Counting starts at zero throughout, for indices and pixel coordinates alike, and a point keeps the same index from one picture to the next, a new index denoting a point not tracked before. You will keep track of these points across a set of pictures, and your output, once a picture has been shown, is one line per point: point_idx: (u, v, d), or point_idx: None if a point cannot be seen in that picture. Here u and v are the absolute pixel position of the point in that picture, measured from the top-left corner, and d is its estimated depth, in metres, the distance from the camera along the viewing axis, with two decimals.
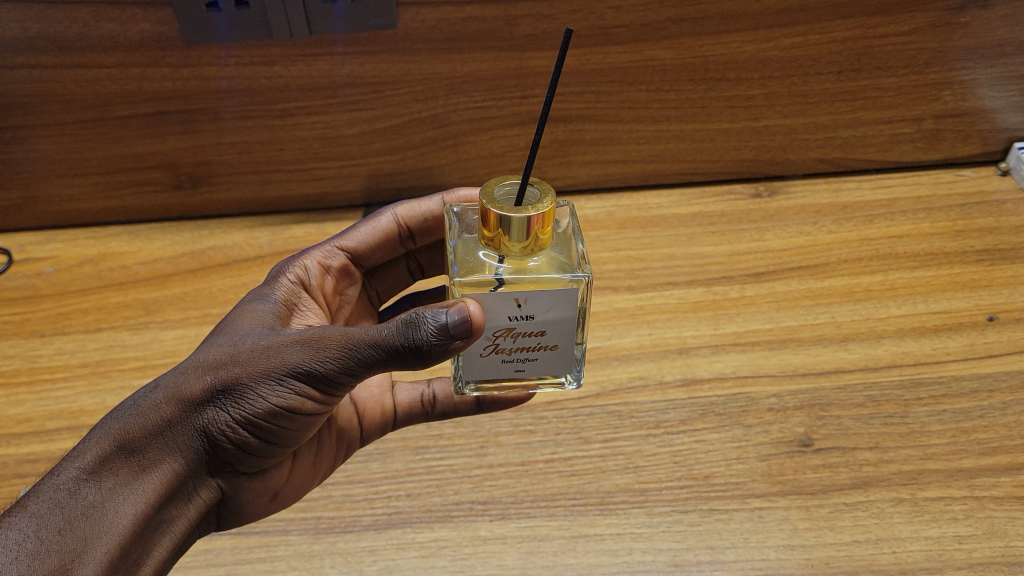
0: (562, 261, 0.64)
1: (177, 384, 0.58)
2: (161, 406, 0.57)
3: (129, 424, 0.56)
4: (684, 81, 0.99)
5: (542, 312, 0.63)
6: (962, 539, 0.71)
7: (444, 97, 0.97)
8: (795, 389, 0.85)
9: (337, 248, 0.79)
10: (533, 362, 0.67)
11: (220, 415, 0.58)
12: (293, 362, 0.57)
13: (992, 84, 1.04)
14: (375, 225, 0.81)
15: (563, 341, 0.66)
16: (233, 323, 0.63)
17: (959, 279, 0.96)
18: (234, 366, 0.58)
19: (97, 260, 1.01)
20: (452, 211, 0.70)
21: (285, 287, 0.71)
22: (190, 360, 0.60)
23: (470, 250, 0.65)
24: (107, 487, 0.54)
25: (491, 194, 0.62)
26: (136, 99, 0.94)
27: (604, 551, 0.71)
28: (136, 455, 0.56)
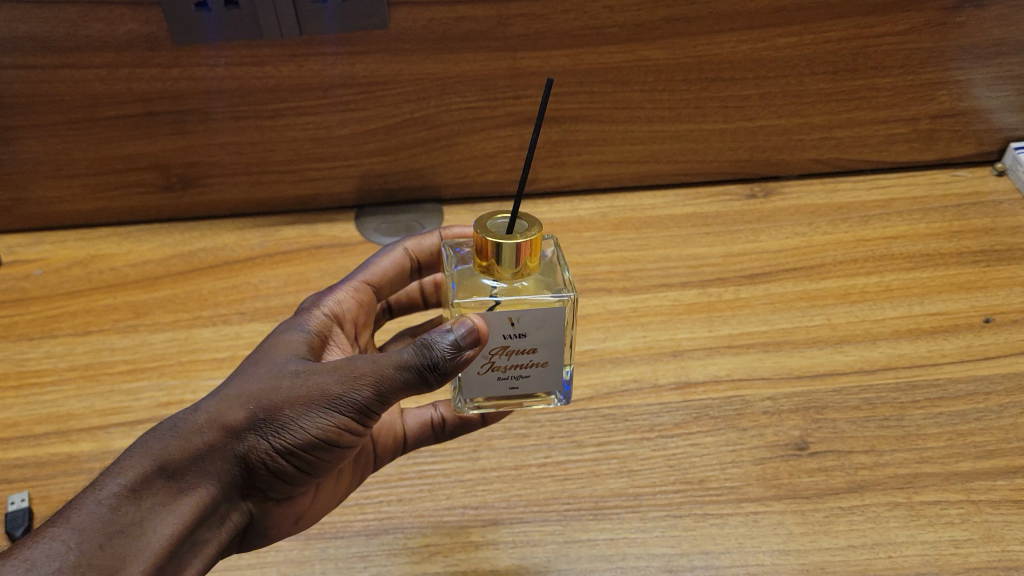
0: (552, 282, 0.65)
1: (218, 410, 0.57)
2: (202, 431, 0.56)
3: (171, 446, 0.55)
4: (679, 81, 0.98)
5: (534, 327, 0.63)
6: (959, 544, 0.71)
7: (436, 97, 0.96)
8: (790, 392, 0.84)
9: (367, 278, 0.77)
10: (527, 379, 0.67)
11: (259, 443, 0.57)
12: (331, 392, 0.57)
13: (988, 84, 1.03)
14: (394, 258, 0.80)
15: (554, 358, 0.66)
16: (266, 353, 0.63)
17: (955, 281, 0.96)
18: (274, 395, 0.57)
19: (87, 262, 1.00)
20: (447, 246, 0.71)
21: (317, 319, 0.69)
22: (230, 387, 0.59)
23: (466, 276, 0.66)
24: (148, 508, 0.53)
25: (484, 225, 0.64)
26: (125, 99, 0.93)
27: (597, 556, 0.71)
28: (177, 478, 0.55)
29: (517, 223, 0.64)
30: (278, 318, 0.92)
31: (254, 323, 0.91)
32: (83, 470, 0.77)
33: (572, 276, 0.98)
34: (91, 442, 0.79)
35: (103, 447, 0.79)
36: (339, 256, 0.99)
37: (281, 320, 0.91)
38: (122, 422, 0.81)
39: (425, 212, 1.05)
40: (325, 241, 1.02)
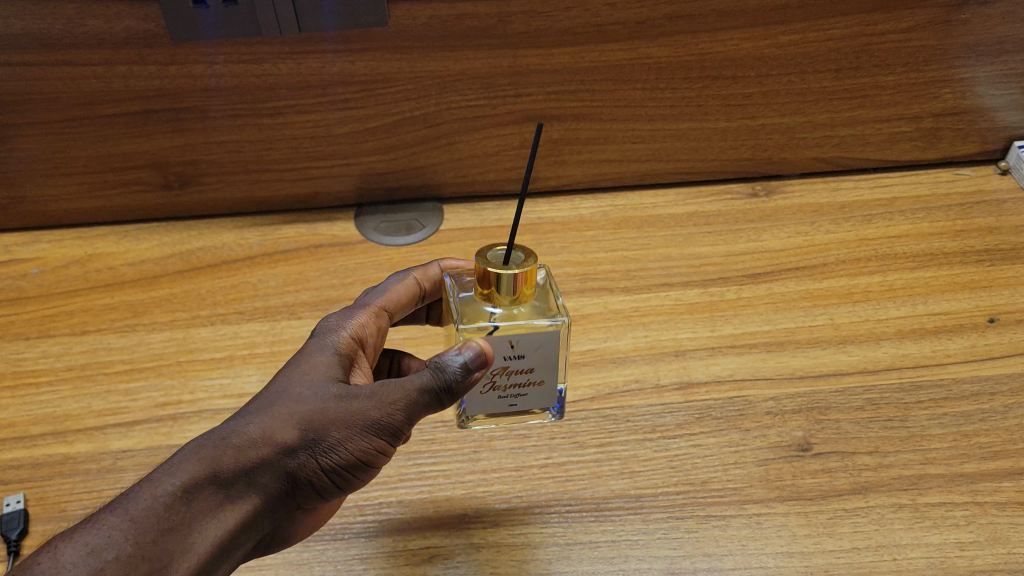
0: (547, 308, 0.66)
1: (272, 422, 0.55)
2: (258, 443, 0.54)
3: (225, 456, 0.53)
4: (681, 79, 0.98)
5: (535, 359, 0.65)
6: (964, 546, 0.70)
7: (436, 95, 0.95)
8: (793, 392, 0.84)
9: (388, 299, 0.74)
10: (524, 396, 0.69)
11: (308, 462, 0.56)
12: (375, 417, 0.57)
13: (991, 82, 1.03)
14: (403, 285, 0.76)
15: (550, 376, 0.68)
16: (312, 364, 0.60)
17: (959, 280, 0.95)
18: (327, 414, 0.56)
19: (84, 261, 0.99)
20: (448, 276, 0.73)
21: (345, 341, 0.66)
22: (276, 395, 0.57)
23: (465, 302, 0.67)
24: (199, 517, 0.51)
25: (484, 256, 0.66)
26: (123, 97, 0.92)
27: (599, 558, 0.70)
28: (229, 489, 0.53)
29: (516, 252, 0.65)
30: (278, 318, 0.91)
31: (253, 323, 0.91)
32: (79, 471, 0.76)
33: (574, 275, 0.97)
34: (88, 443, 0.79)
35: (100, 447, 0.78)
36: (339, 256, 0.99)
37: (280, 321, 0.91)
38: (119, 422, 0.81)
39: (425, 211, 1.05)
40: (324, 240, 1.01)
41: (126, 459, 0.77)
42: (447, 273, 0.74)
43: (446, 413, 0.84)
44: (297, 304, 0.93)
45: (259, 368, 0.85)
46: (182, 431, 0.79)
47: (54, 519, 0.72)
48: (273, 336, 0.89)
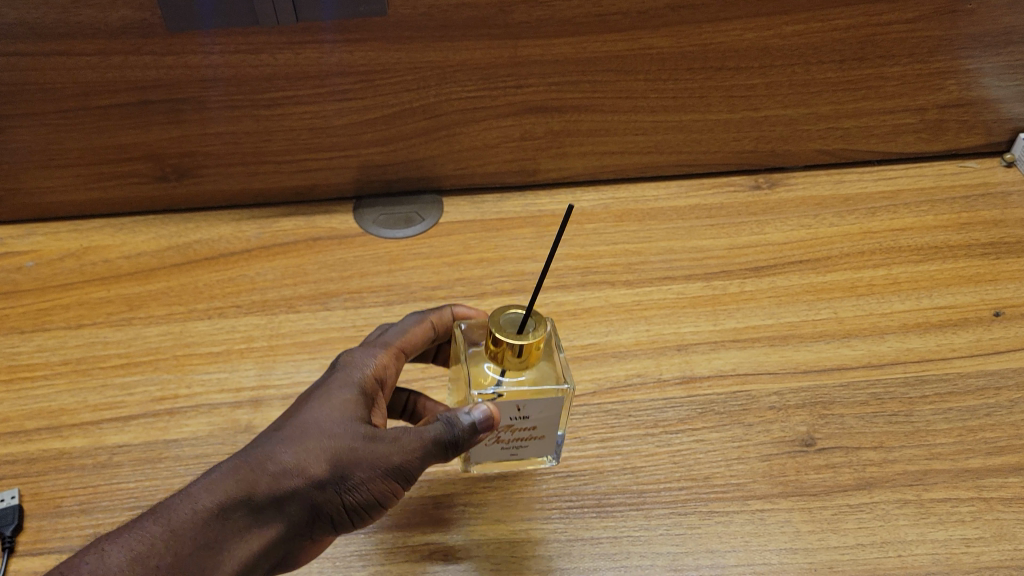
0: (552, 373, 0.72)
1: (301, 455, 0.59)
2: (288, 474, 0.58)
3: (261, 483, 0.57)
4: (684, 70, 0.96)
5: (537, 420, 0.72)
6: (970, 542, 0.70)
7: (436, 86, 0.94)
8: (797, 387, 0.83)
9: (411, 331, 0.75)
10: (524, 447, 0.75)
11: (330, 496, 0.59)
12: (392, 460, 0.61)
13: (998, 73, 1.01)
14: (417, 329, 0.75)
15: (550, 432, 0.73)
16: (335, 398, 0.64)
17: (964, 273, 0.94)
18: (350, 453, 0.60)
19: (80, 254, 0.98)
20: (459, 328, 0.77)
21: (359, 390, 0.66)
22: (309, 424, 0.61)
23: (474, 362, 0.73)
24: (231, 539, 0.56)
25: (496, 321, 0.71)
26: (119, 88, 0.90)
27: (601, 555, 0.70)
28: (261, 514, 0.57)
29: (529, 320, 0.70)
30: (275, 311, 0.91)
31: (250, 316, 0.91)
32: (75, 466, 0.77)
33: (575, 269, 0.96)
34: (83, 438, 0.80)
35: (95, 443, 0.79)
36: (338, 249, 0.98)
37: (278, 314, 0.91)
38: (115, 417, 0.81)
39: (424, 203, 1.04)
40: (323, 233, 1.00)
41: (121, 454, 0.78)
42: (463, 325, 0.77)
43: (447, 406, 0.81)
44: (295, 297, 0.93)
45: (257, 362, 0.86)
46: (178, 426, 0.81)
47: (49, 516, 0.74)
48: (271, 330, 0.89)
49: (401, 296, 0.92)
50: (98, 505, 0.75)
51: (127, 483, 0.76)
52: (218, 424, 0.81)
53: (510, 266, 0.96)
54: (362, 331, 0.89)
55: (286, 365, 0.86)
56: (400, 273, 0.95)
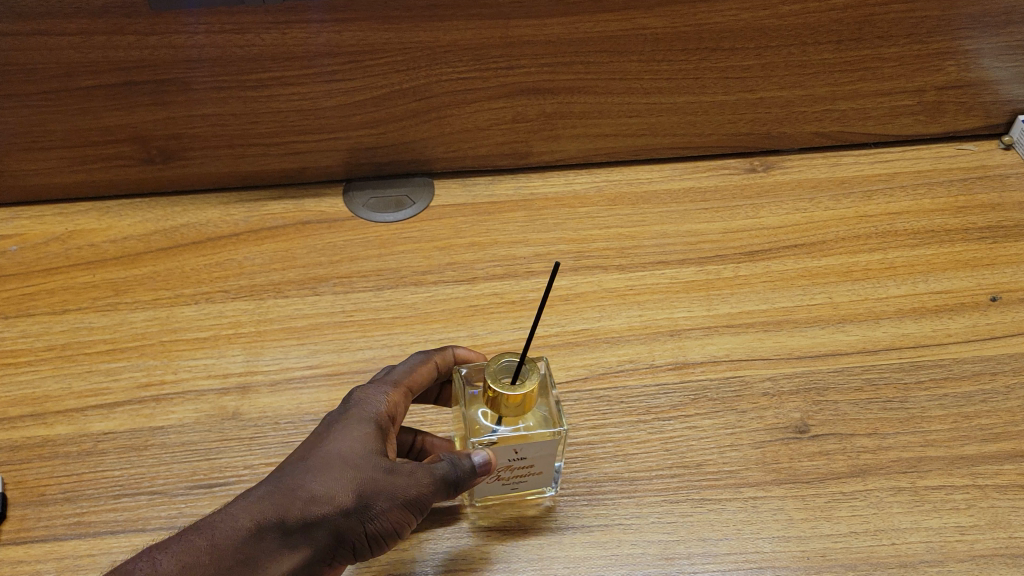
0: (547, 416, 0.71)
1: (327, 484, 0.60)
2: (314, 501, 0.59)
3: (292, 508, 0.59)
4: (677, 50, 0.94)
5: (535, 458, 0.70)
6: (964, 530, 0.70)
7: (426, 67, 0.92)
8: (790, 372, 0.82)
9: (427, 362, 0.73)
10: (523, 482, 0.72)
11: (353, 525, 0.61)
12: (410, 492, 0.62)
13: (997, 54, 0.99)
14: (423, 364, 0.73)
15: (548, 468, 0.71)
16: (354, 431, 0.64)
17: (961, 258, 0.93)
18: (371, 484, 0.61)
19: (65, 238, 0.97)
20: (459, 371, 0.74)
21: (370, 429, 0.65)
22: (332, 453, 0.62)
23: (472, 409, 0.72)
24: (261, 561, 0.57)
25: (491, 371, 0.70)
26: (102, 68, 0.89)
27: (591, 543, 0.70)
28: (291, 538, 0.58)
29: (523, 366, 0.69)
30: (263, 296, 0.90)
31: (238, 301, 0.89)
32: (60, 454, 0.77)
33: (567, 254, 0.94)
34: (68, 425, 0.79)
35: (81, 430, 0.78)
36: (327, 233, 0.97)
37: (266, 299, 0.90)
38: (101, 403, 0.80)
39: (415, 186, 1.02)
40: (312, 216, 0.99)
41: (107, 442, 0.78)
42: (464, 368, 0.74)
43: None
44: (283, 282, 0.91)
45: (245, 348, 0.85)
46: (165, 412, 0.80)
47: (33, 504, 0.74)
48: (259, 315, 0.88)
49: (391, 281, 0.91)
50: (83, 493, 0.74)
51: (112, 471, 0.76)
52: (205, 411, 0.80)
53: (501, 251, 0.94)
54: (351, 317, 0.88)
55: (274, 351, 0.85)
56: (390, 258, 0.94)
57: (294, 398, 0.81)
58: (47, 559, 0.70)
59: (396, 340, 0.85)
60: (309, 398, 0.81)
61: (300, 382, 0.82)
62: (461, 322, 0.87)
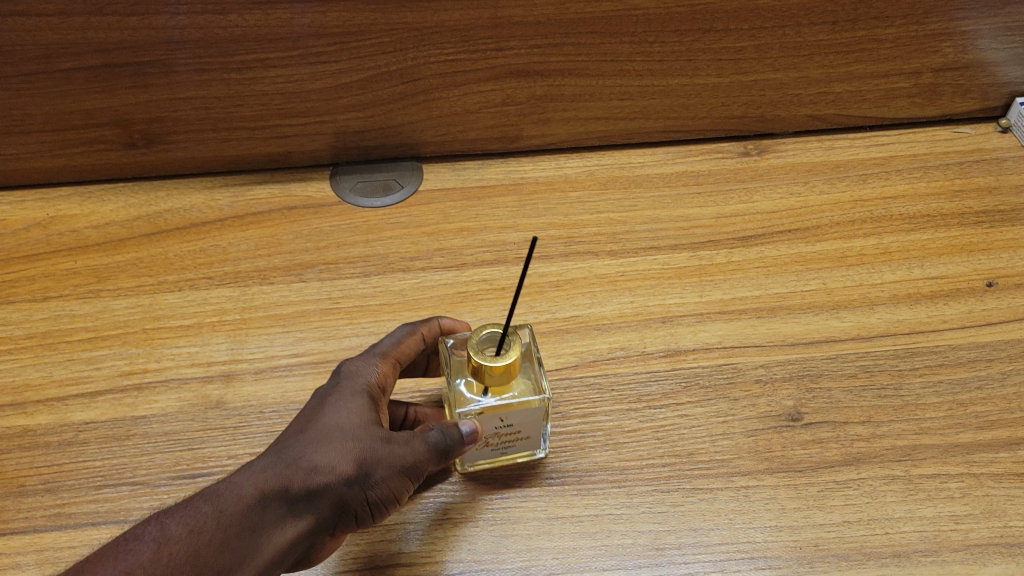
0: (531, 386, 0.71)
1: (328, 452, 0.59)
2: (317, 469, 0.58)
3: (296, 477, 0.57)
4: (670, 31, 0.92)
5: (523, 423, 0.70)
6: (959, 519, 0.69)
7: (413, 49, 0.90)
8: (783, 360, 0.81)
9: (413, 334, 0.73)
10: (513, 445, 0.73)
11: (356, 493, 0.60)
12: (407, 459, 0.62)
13: (995, 35, 0.96)
14: (409, 334, 0.72)
15: (535, 430, 0.72)
16: (347, 402, 0.63)
17: (957, 243, 0.92)
18: (371, 450, 0.61)
19: (46, 224, 0.95)
20: (444, 342, 0.74)
21: (363, 400, 0.64)
22: (330, 424, 0.61)
23: (455, 381, 0.72)
24: (268, 529, 0.56)
25: (472, 343, 0.69)
26: (81, 50, 0.87)
27: (581, 534, 0.69)
28: (296, 506, 0.57)
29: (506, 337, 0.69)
30: (248, 283, 0.88)
31: (222, 288, 0.88)
32: (39, 445, 0.75)
33: (557, 239, 0.93)
34: (48, 414, 0.78)
35: (62, 419, 0.77)
36: (314, 219, 0.95)
37: (251, 285, 0.88)
38: (82, 392, 0.79)
39: (403, 170, 1.00)
40: (298, 201, 0.97)
41: (88, 432, 0.76)
42: (450, 338, 0.74)
43: (424, 382, 0.80)
44: (269, 268, 0.90)
45: (229, 336, 0.84)
46: (147, 401, 0.78)
47: (12, 495, 0.72)
48: (244, 303, 0.86)
49: (379, 267, 0.90)
50: (64, 484, 0.73)
51: (93, 461, 0.74)
52: (189, 400, 0.79)
53: (490, 237, 0.93)
54: (338, 304, 0.86)
55: (259, 339, 0.83)
56: (378, 244, 0.92)
57: (279, 386, 0.79)
58: (26, 551, 0.68)
59: (384, 328, 0.84)
60: (294, 386, 0.79)
61: (286, 370, 0.81)
62: (450, 309, 0.85)
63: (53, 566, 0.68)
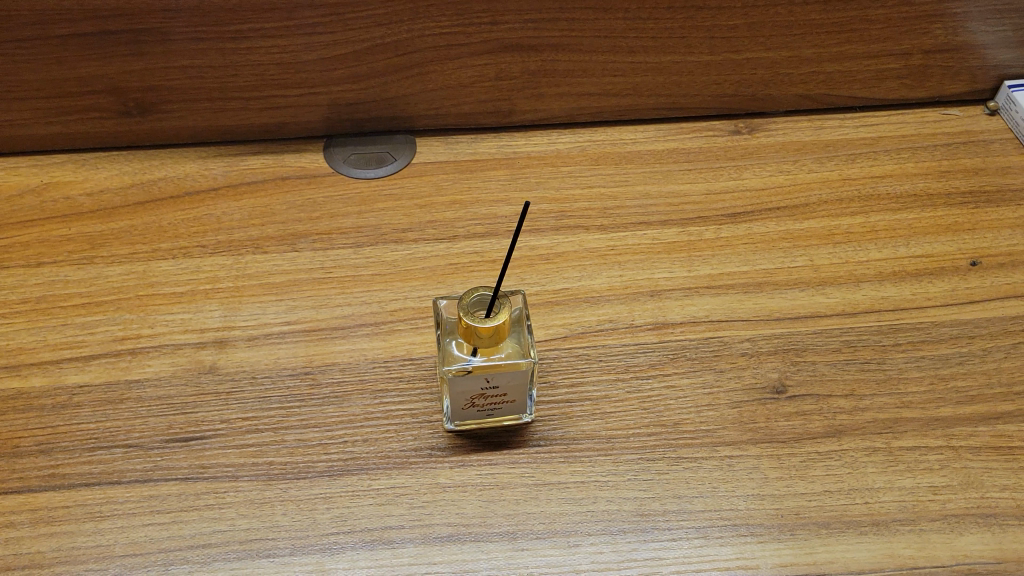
0: (520, 348, 0.73)
1: None
2: None
3: None
4: (663, 8, 0.93)
5: (508, 387, 0.73)
6: (937, 490, 0.71)
7: (408, 21, 0.90)
8: (769, 334, 0.82)
9: None
10: (500, 408, 0.75)
11: None
12: None
13: (984, 18, 0.97)
14: None
15: (522, 394, 0.74)
16: None
17: (943, 222, 0.93)
18: None
19: (40, 190, 0.95)
20: (438, 303, 0.76)
21: None
22: None
23: (446, 341, 0.74)
24: None
25: (464, 305, 0.71)
26: (77, 17, 0.87)
27: (567, 500, 0.71)
28: None
29: (497, 300, 0.71)
30: (241, 252, 0.89)
31: (215, 256, 0.89)
32: (34, 407, 0.77)
33: (549, 213, 0.93)
34: (42, 377, 0.79)
35: (56, 382, 0.78)
36: (307, 189, 0.95)
37: (244, 254, 0.89)
38: (76, 356, 0.80)
39: (397, 143, 1.00)
40: (292, 172, 0.97)
41: (82, 395, 0.77)
42: (444, 299, 0.76)
43: (415, 351, 0.81)
44: (262, 237, 0.90)
45: (222, 303, 0.84)
46: (140, 366, 0.79)
47: (7, 456, 0.74)
48: (238, 271, 0.87)
49: (371, 238, 0.90)
50: (58, 445, 0.74)
51: (87, 424, 0.76)
52: (181, 365, 0.80)
53: (482, 210, 0.93)
54: (330, 274, 0.87)
55: (252, 307, 0.84)
56: (370, 215, 0.93)
57: (272, 353, 0.80)
58: (21, 510, 0.70)
59: (376, 298, 0.85)
60: (286, 354, 0.80)
61: (278, 337, 0.82)
62: (442, 280, 0.86)
63: (48, 525, 0.69)
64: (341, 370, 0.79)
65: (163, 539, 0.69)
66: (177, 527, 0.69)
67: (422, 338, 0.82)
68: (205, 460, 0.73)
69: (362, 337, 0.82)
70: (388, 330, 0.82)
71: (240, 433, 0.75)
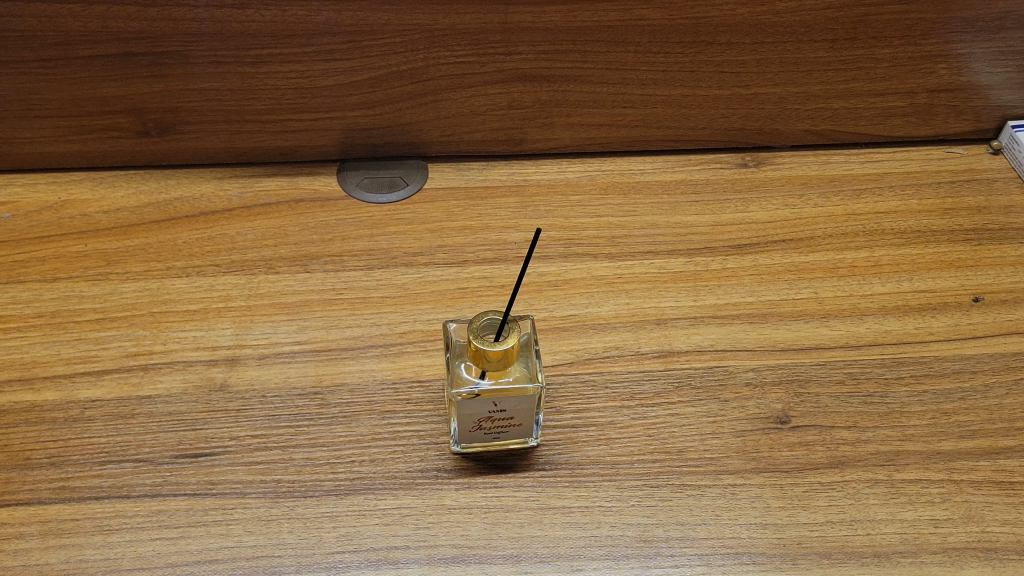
0: (527, 372, 0.74)
1: None
2: None
3: None
4: (674, 43, 0.95)
5: (514, 410, 0.73)
6: (937, 523, 0.72)
7: (425, 49, 0.92)
8: (774, 364, 0.83)
9: None
10: (506, 432, 0.75)
11: None
12: None
13: (988, 59, 0.99)
14: None
15: (528, 419, 0.75)
16: None
17: (946, 258, 0.94)
18: None
19: (58, 207, 0.97)
20: (448, 326, 0.77)
21: None
22: None
23: (455, 363, 0.75)
24: None
25: (474, 328, 0.73)
26: (102, 38, 0.89)
27: (571, 524, 0.71)
28: None
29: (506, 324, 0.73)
30: (254, 271, 0.90)
31: (229, 275, 0.90)
32: (46, 420, 0.78)
33: (558, 241, 0.95)
34: (55, 391, 0.80)
35: (68, 396, 0.79)
36: (320, 212, 0.97)
37: (257, 274, 0.90)
38: (88, 370, 0.81)
39: (409, 168, 1.01)
40: (305, 194, 0.99)
41: (93, 409, 0.78)
42: (454, 322, 0.77)
43: (422, 373, 0.82)
44: (275, 258, 0.92)
45: (234, 322, 0.86)
46: (152, 382, 0.81)
47: (18, 468, 0.75)
48: (250, 290, 0.88)
49: (382, 261, 0.92)
50: (69, 458, 0.75)
51: (98, 438, 0.77)
52: (192, 382, 0.81)
53: (492, 235, 0.95)
54: (341, 295, 0.88)
55: (263, 326, 0.85)
56: (382, 238, 0.94)
57: (281, 372, 0.82)
58: (31, 521, 0.71)
59: (386, 320, 0.86)
60: (296, 373, 0.81)
61: (288, 357, 0.83)
62: (451, 303, 0.88)
63: (56, 538, 0.70)
64: (350, 391, 0.80)
65: (171, 554, 0.69)
66: (184, 542, 0.70)
67: (430, 360, 0.83)
68: (213, 476, 0.74)
69: (371, 358, 0.83)
70: (396, 352, 0.83)
71: (249, 450, 0.76)
